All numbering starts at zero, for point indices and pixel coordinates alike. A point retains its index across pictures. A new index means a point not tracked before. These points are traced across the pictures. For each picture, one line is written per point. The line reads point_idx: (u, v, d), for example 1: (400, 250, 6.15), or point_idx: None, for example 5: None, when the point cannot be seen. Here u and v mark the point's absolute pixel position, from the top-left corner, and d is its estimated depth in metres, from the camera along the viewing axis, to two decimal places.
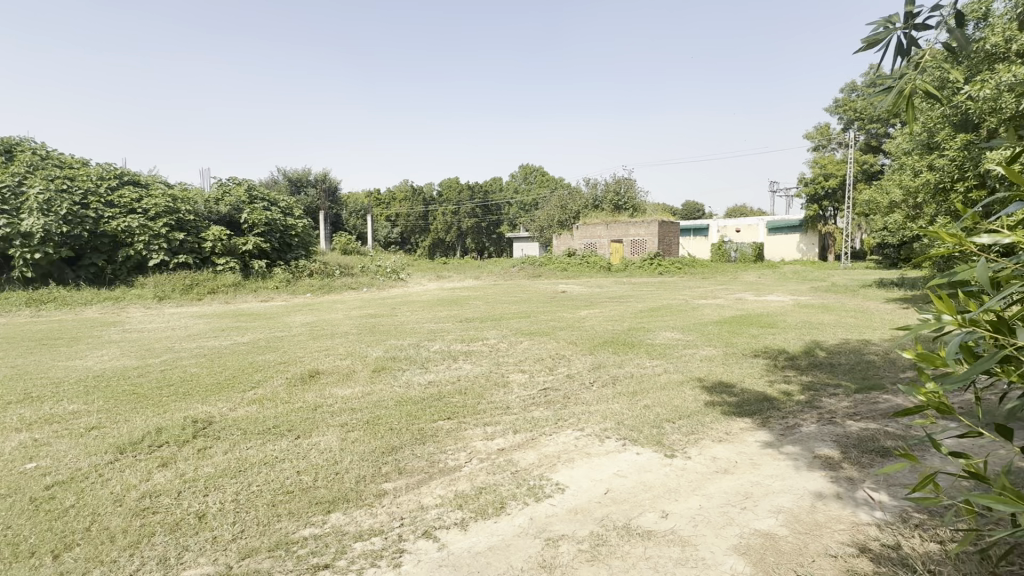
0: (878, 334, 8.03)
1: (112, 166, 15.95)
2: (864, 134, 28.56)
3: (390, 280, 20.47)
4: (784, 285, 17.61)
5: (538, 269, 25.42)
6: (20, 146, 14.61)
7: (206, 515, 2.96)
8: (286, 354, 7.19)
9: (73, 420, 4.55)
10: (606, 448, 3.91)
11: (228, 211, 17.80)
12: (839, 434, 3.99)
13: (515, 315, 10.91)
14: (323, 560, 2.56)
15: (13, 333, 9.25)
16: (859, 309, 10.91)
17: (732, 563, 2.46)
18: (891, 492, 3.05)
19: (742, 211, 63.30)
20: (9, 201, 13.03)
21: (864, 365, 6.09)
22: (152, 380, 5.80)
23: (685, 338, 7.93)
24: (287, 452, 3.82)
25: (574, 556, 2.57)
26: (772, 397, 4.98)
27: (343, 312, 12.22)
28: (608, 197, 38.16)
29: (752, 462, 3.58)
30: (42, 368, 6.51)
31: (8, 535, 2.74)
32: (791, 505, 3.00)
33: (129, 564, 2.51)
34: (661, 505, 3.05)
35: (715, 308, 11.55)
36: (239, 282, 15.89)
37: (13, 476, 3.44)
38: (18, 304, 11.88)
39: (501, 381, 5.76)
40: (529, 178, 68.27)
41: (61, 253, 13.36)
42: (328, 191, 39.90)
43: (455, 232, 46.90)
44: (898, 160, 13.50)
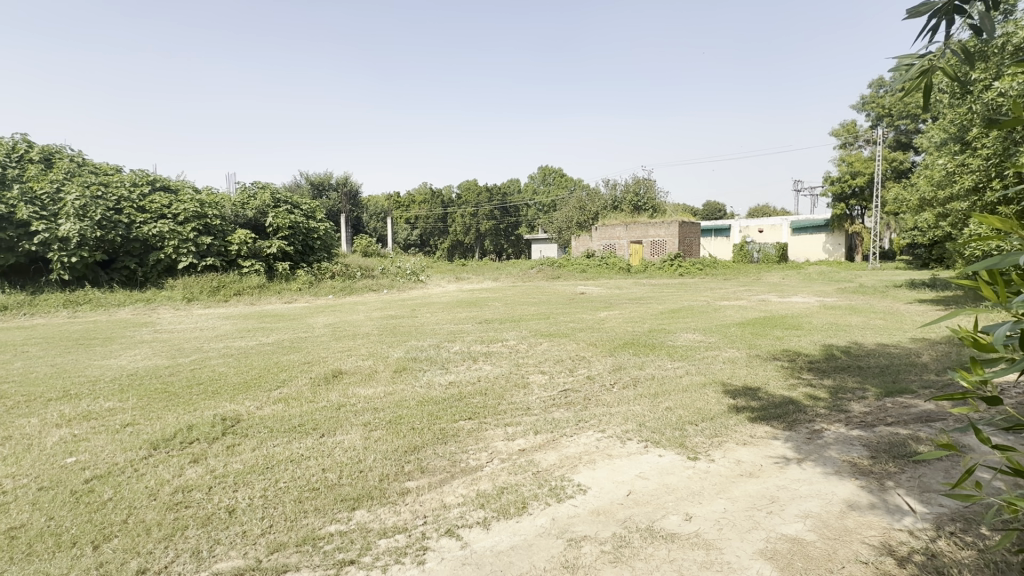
0: (910, 336, 7.78)
1: (144, 172, 16.50)
2: (893, 131, 27.78)
3: (410, 282, 20.67)
4: (809, 286, 17.24)
5: (557, 270, 25.38)
6: (59, 153, 15.22)
7: (236, 510, 3.04)
8: (310, 354, 7.34)
9: (110, 417, 4.72)
10: (628, 449, 3.88)
11: (253, 215, 18.26)
12: (868, 439, 3.89)
13: (534, 317, 10.93)
14: (349, 556, 2.61)
15: (52, 333, 9.66)
16: (888, 310, 10.62)
17: (759, 567, 2.43)
18: (924, 498, 2.96)
19: (766, 211, 62.08)
20: (48, 206, 13.59)
21: (895, 367, 5.92)
22: (183, 379, 5.99)
23: (706, 340, 7.83)
24: (312, 450, 3.90)
25: (597, 557, 2.57)
26: (798, 401, 4.88)
27: (365, 313, 12.42)
28: (627, 198, 37.88)
29: (778, 465, 3.52)
30: (80, 366, 6.78)
31: (51, 526, 2.86)
32: (819, 510, 2.93)
33: (164, 556, 2.60)
34: (685, 507, 3.02)
35: (738, 310, 11.38)
36: (263, 284, 16.27)
37: (54, 470, 3.59)
38: (56, 305, 12.38)
39: (522, 382, 5.78)
40: (547, 179, 68.20)
41: (96, 257, 13.87)
42: (349, 194, 40.53)
43: (474, 234, 47.10)
44: (929, 157, 13.07)
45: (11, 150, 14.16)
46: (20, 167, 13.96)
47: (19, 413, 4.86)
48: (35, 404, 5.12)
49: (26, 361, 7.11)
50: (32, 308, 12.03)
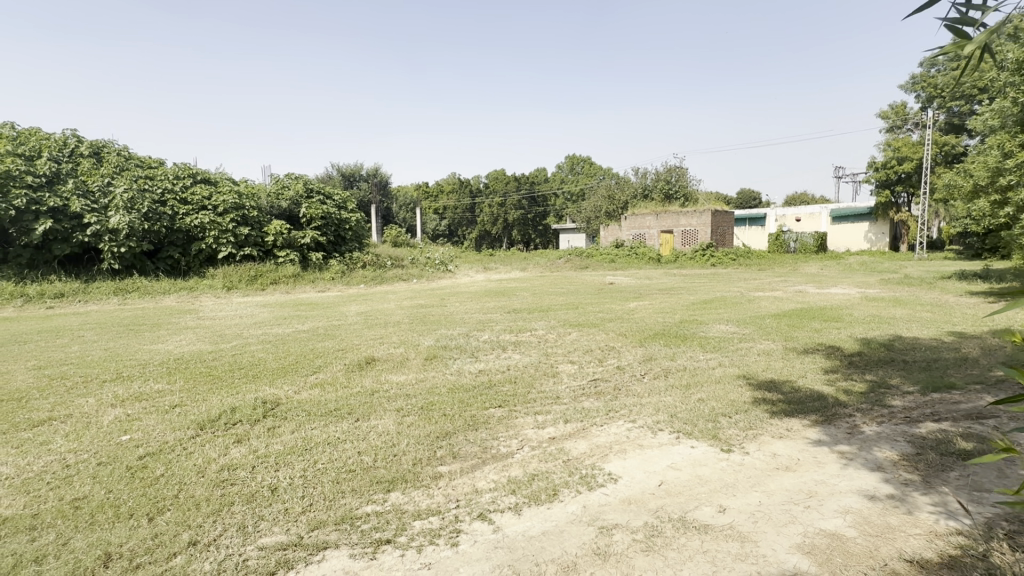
0: (959, 330, 7.39)
1: (186, 165, 17.12)
2: (945, 113, 26.24)
3: (439, 271, 20.87)
4: (850, 277, 16.58)
5: (585, 260, 25.17)
6: (107, 148, 15.89)
7: (278, 488, 3.17)
8: (343, 341, 7.56)
9: (159, 398, 4.98)
10: (659, 440, 3.86)
11: (288, 206, 18.80)
12: (914, 435, 3.74)
13: (563, 306, 10.89)
14: (386, 535, 2.69)
15: (104, 318, 10.22)
16: (936, 303, 10.10)
17: (796, 561, 2.39)
18: (974, 498, 2.84)
19: (806, 199, 59.65)
20: (99, 199, 14.27)
21: (943, 362, 5.65)
22: (225, 364, 6.25)
23: (740, 332, 7.65)
24: (348, 433, 4.02)
25: (628, 545, 2.57)
26: (838, 395, 4.73)
27: (395, 302, 12.65)
28: (658, 186, 37.13)
29: (815, 459, 3.43)
30: (131, 350, 7.18)
31: (110, 498, 3.05)
32: (860, 506, 2.85)
33: (213, 529, 2.74)
34: (719, 499, 2.98)
35: (773, 301, 11.05)
36: (298, 273, 16.73)
37: (111, 446, 3.83)
38: (108, 293, 13.07)
39: (551, 372, 5.79)
40: (575, 168, 67.40)
41: (143, 247, 14.56)
42: (379, 185, 41.14)
43: (501, 224, 47.04)
44: (984, 140, 12.30)
45: (63, 146, 14.85)
46: (73, 162, 14.68)
47: (78, 393, 5.19)
48: (92, 385, 5.45)
49: (83, 345, 7.57)
50: (86, 295, 12.74)
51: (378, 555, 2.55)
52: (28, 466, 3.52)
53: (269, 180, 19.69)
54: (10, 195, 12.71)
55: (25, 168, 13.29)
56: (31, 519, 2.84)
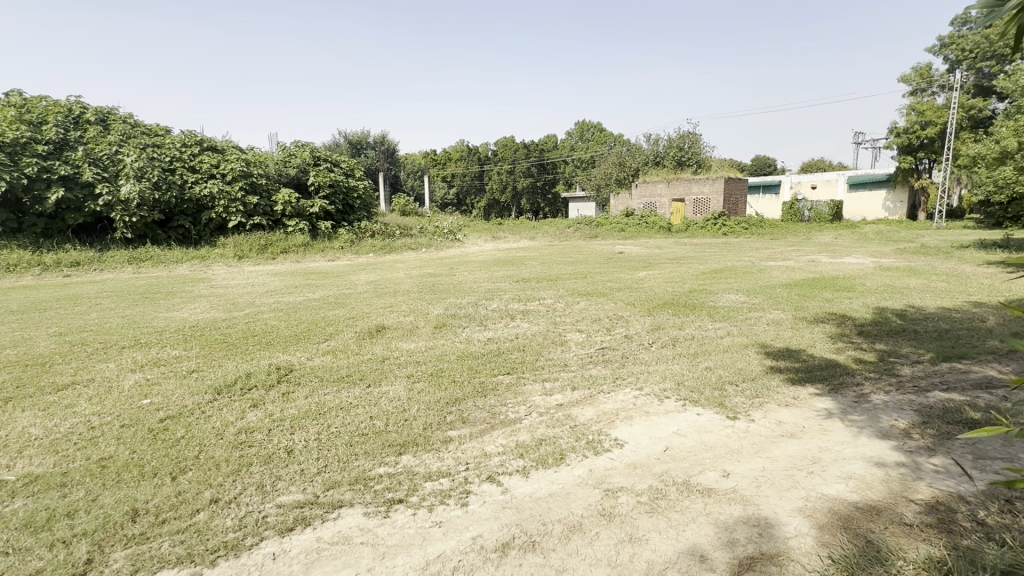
0: (974, 300, 7.28)
1: (193, 132, 16.99)
2: (974, 74, 25.12)
3: (447, 240, 20.84)
4: (864, 246, 16.31)
5: (595, 229, 24.95)
6: (112, 115, 15.72)
7: (294, 450, 3.28)
8: (353, 309, 7.65)
9: (176, 364, 5.12)
10: (666, 407, 3.91)
11: (296, 174, 18.71)
12: (921, 404, 3.75)
13: (571, 276, 10.88)
14: (398, 495, 2.79)
15: (120, 287, 10.41)
16: (951, 272, 9.94)
17: (797, 524, 2.45)
18: (979, 465, 2.86)
19: (823, 166, 58.05)
20: (109, 167, 14.26)
21: (955, 332, 5.59)
22: (239, 331, 6.39)
23: (750, 301, 7.62)
24: (360, 398, 4.12)
25: (633, 507, 2.64)
26: (846, 364, 4.72)
27: (404, 270, 12.71)
28: (670, 153, 36.32)
29: (821, 427, 3.46)
30: (147, 317, 7.35)
31: (135, 458, 3.19)
32: (862, 472, 2.89)
33: (233, 488, 2.86)
34: (722, 464, 3.03)
35: (784, 271, 10.93)
36: (308, 242, 16.79)
37: (133, 409, 3.97)
38: (122, 262, 13.26)
39: (559, 340, 5.83)
40: (586, 134, 65.95)
41: (153, 216, 14.64)
42: (386, 152, 40.73)
43: (510, 192, 46.43)
44: (1012, 105, 11.83)
45: (69, 112, 14.71)
46: (81, 130, 14.60)
47: (99, 359, 5.35)
48: (112, 351, 5.61)
49: (100, 312, 7.76)
50: (101, 264, 12.93)
51: (390, 514, 2.65)
52: (55, 427, 3.67)
53: (276, 148, 19.53)
54: (21, 163, 12.76)
55: (34, 135, 13.28)
56: (61, 477, 2.97)
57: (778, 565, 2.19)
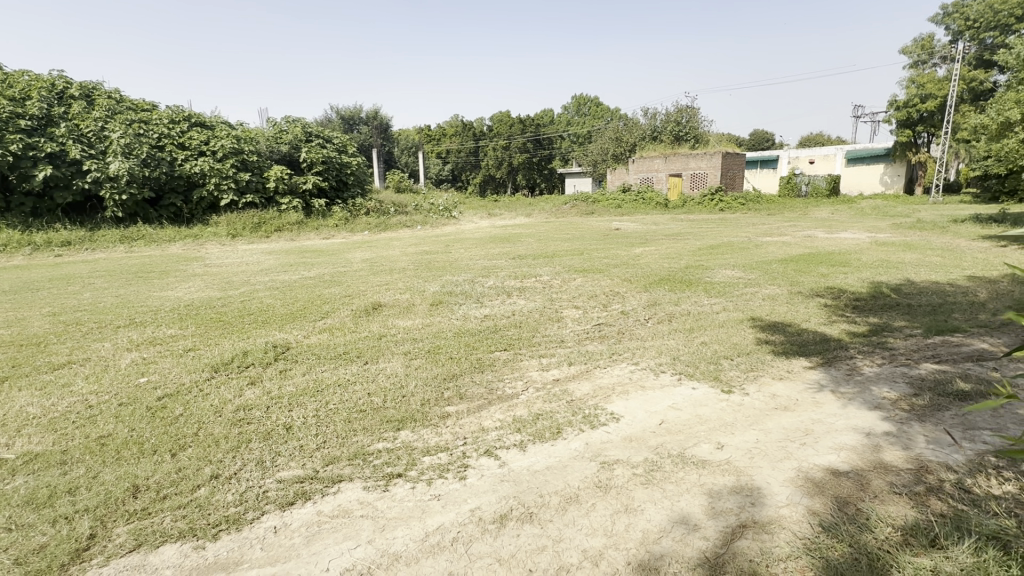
0: (969, 274, 7.31)
1: (180, 108, 16.59)
2: (976, 46, 24.71)
3: (443, 218, 20.67)
4: (861, 221, 16.31)
5: (591, 205, 24.77)
6: (97, 90, 15.29)
7: (293, 426, 3.30)
8: (350, 287, 7.61)
9: (173, 342, 5.11)
10: (662, 381, 3.95)
11: (288, 150, 18.38)
12: (912, 376, 3.80)
13: (568, 252, 10.84)
14: (397, 470, 2.82)
15: (113, 266, 10.31)
16: (946, 247, 9.95)
17: (788, 494, 2.50)
18: (968, 435, 2.91)
19: (821, 140, 57.46)
20: (95, 144, 13.96)
21: (949, 306, 5.63)
22: (235, 310, 6.36)
23: (746, 277, 7.64)
24: (357, 375, 4.14)
25: (629, 479, 2.69)
26: (840, 338, 4.76)
27: (400, 248, 12.65)
28: (668, 127, 35.86)
29: (814, 399, 3.51)
30: (142, 297, 7.30)
31: (135, 435, 3.20)
32: (854, 443, 2.93)
33: (233, 464, 2.88)
34: (717, 437, 3.08)
35: (781, 246, 10.92)
36: (302, 220, 16.62)
37: (130, 388, 3.98)
38: (114, 241, 13.11)
39: (556, 317, 5.84)
40: (582, 108, 64.89)
41: (144, 194, 14.42)
42: (378, 127, 40.04)
43: (506, 168, 45.87)
44: (1012, 78, 11.69)
45: (52, 87, 14.29)
46: (65, 105, 14.22)
47: (94, 338, 5.33)
48: (107, 330, 5.59)
49: (94, 292, 7.71)
50: (93, 243, 12.78)
51: (389, 487, 2.68)
52: (52, 406, 3.67)
53: (267, 124, 19.14)
54: (5, 140, 12.48)
55: (16, 111, 12.94)
56: (61, 455, 2.99)
57: (769, 533, 2.24)
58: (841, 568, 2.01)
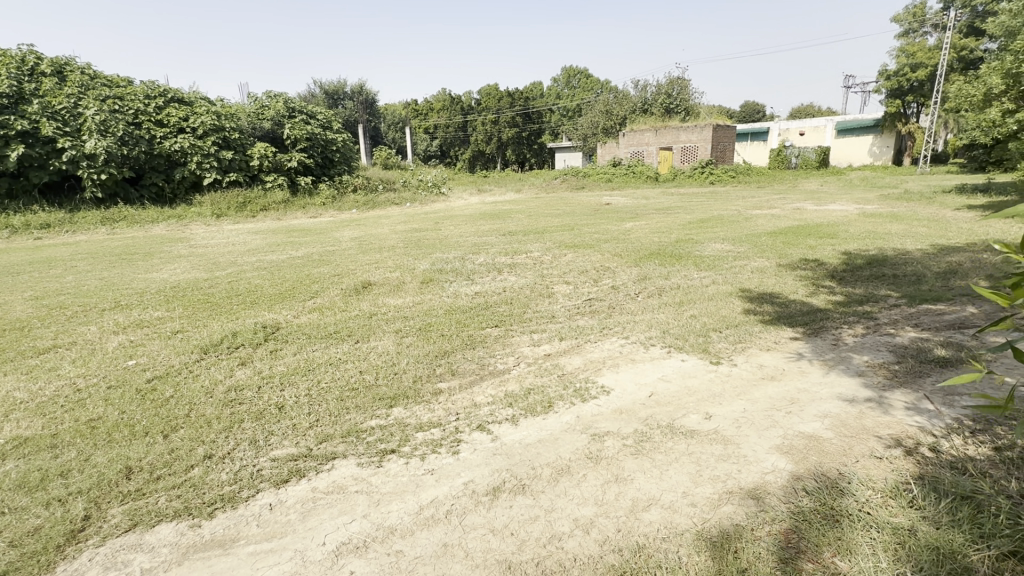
0: (952, 244, 7.40)
1: (156, 83, 15.96)
2: (967, 13, 24.47)
3: (431, 195, 20.40)
4: (850, 193, 16.35)
5: (582, 180, 24.55)
6: (69, 65, 14.67)
7: (285, 406, 3.31)
8: (339, 266, 7.53)
9: (160, 325, 5.05)
10: (651, 354, 4.00)
11: (270, 126, 17.94)
12: (896, 344, 3.88)
13: (558, 228, 10.80)
14: (390, 446, 2.85)
15: (95, 248, 10.09)
16: (932, 217, 10.06)
17: (774, 461, 2.56)
18: (947, 401, 2.99)
19: (812, 111, 57.13)
20: (70, 122, 13.47)
21: (932, 275, 5.71)
22: (222, 291, 6.28)
23: (735, 250, 7.68)
24: (349, 354, 4.14)
25: (619, 450, 2.74)
26: (826, 308, 4.83)
27: (389, 226, 12.52)
28: (658, 99, 35.41)
29: (800, 369, 3.57)
30: (126, 279, 7.17)
31: (125, 418, 3.19)
32: (838, 410, 3.00)
33: (226, 444, 2.89)
34: (706, 407, 3.14)
35: (770, 219, 10.95)
36: (288, 199, 16.33)
37: (119, 370, 3.95)
38: (95, 222, 12.80)
39: (547, 293, 5.84)
40: (572, 81, 63.64)
41: (123, 174, 14.04)
42: (363, 102, 39.12)
43: (496, 143, 45.14)
44: (1001, 46, 11.64)
45: (22, 63, 13.68)
46: (35, 81, 13.64)
47: (79, 322, 5.24)
48: (92, 314, 5.50)
49: (77, 274, 7.55)
50: (73, 226, 12.48)
51: (383, 463, 2.71)
52: (40, 391, 3.63)
53: (247, 99, 18.57)
54: None
55: None
56: (51, 439, 2.97)
57: (755, 498, 2.31)
58: (823, 529, 2.08)
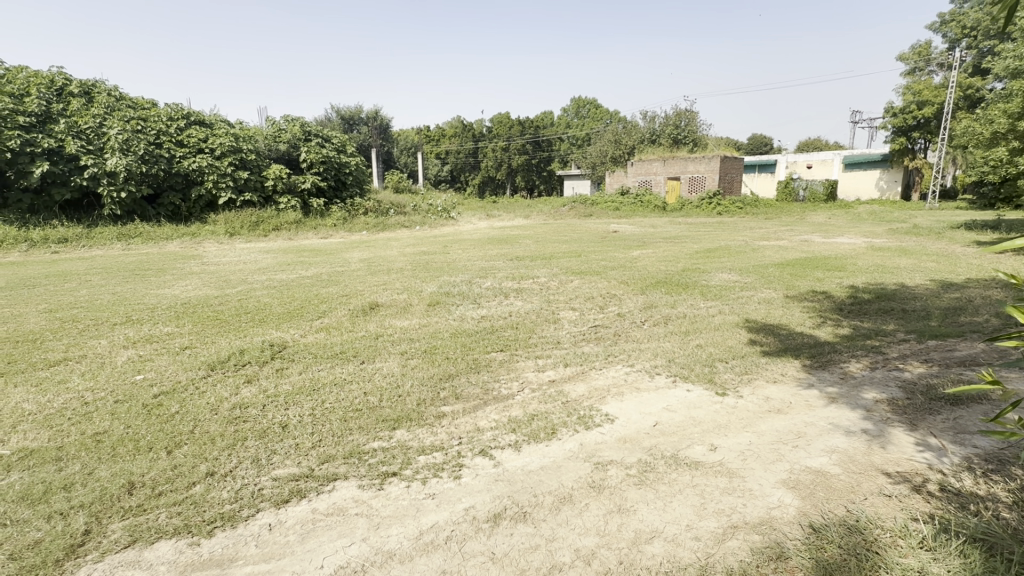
0: (962, 279, 7.36)
1: (179, 106, 16.51)
2: (973, 54, 24.87)
3: (441, 219, 20.65)
4: (858, 226, 16.38)
5: (589, 208, 24.79)
6: (97, 86, 15.24)
7: (289, 425, 3.32)
8: (347, 287, 7.61)
9: (169, 340, 5.12)
10: (656, 383, 3.97)
11: (286, 149, 18.41)
12: (904, 380, 3.83)
13: (565, 254, 10.88)
14: (392, 468, 2.84)
15: (109, 263, 10.30)
16: (942, 252, 10.01)
17: (780, 495, 2.52)
18: (957, 438, 2.95)
19: (819, 146, 57.70)
20: (94, 140, 13.94)
21: (942, 310, 5.67)
22: (231, 308, 6.37)
23: (743, 280, 7.69)
24: (354, 374, 4.16)
25: (622, 479, 2.71)
26: (834, 341, 4.79)
27: (398, 248, 12.65)
28: (666, 131, 35.97)
29: (807, 402, 3.53)
30: (139, 294, 7.30)
31: (130, 433, 3.21)
32: (845, 446, 2.95)
33: (229, 462, 2.89)
34: (710, 438, 3.11)
35: (778, 250, 10.94)
36: (300, 220, 16.63)
37: (126, 385, 3.98)
38: (111, 238, 13.07)
39: (552, 318, 5.86)
40: (581, 111, 64.97)
41: (142, 191, 14.38)
42: (377, 127, 40.22)
43: (506, 169, 45.76)
44: (1006, 87, 11.79)
45: (52, 84, 14.24)
46: (64, 102, 14.16)
47: (91, 335, 5.33)
48: (103, 328, 5.59)
49: (91, 289, 7.67)
50: (90, 241, 12.75)
51: (384, 486, 2.70)
52: (49, 403, 3.68)
53: (266, 122, 19.12)
54: (3, 136, 12.46)
55: (14, 107, 12.90)
56: (56, 451, 2.99)
57: (761, 533, 2.27)
58: (830, 569, 2.03)
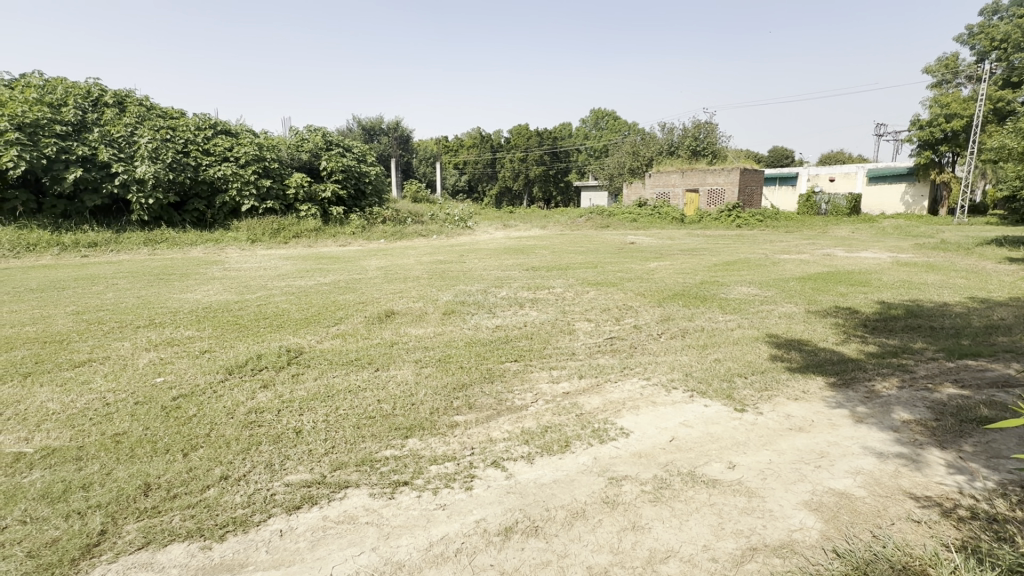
0: (994, 297, 7.11)
1: (206, 116, 17.04)
2: (1003, 66, 24.24)
3: (458, 228, 20.74)
4: (883, 241, 16.00)
5: (606, 219, 24.71)
6: (129, 97, 15.81)
7: (303, 431, 3.33)
8: (364, 294, 7.67)
9: (189, 343, 5.21)
10: (673, 398, 3.89)
11: (308, 158, 18.78)
12: (933, 400, 3.69)
13: (581, 265, 10.82)
14: (404, 477, 2.82)
15: (134, 267, 10.57)
16: (971, 269, 9.69)
17: (802, 518, 2.43)
18: (990, 463, 2.82)
19: (842, 159, 56.70)
20: (125, 149, 14.41)
21: (972, 329, 5.47)
22: (250, 313, 6.47)
23: (763, 294, 7.55)
24: (368, 381, 4.17)
25: (637, 495, 2.65)
26: (858, 358, 4.64)
27: (415, 257, 12.73)
28: (685, 143, 35.75)
29: (830, 421, 3.42)
30: (162, 298, 7.46)
31: (149, 434, 3.26)
32: (871, 467, 2.85)
33: (242, 466, 2.91)
34: (729, 456, 3.03)
35: (799, 264, 10.72)
36: (320, 227, 16.87)
37: (146, 387, 4.05)
38: (138, 243, 13.42)
39: (567, 329, 5.80)
40: (599, 122, 65.07)
41: (169, 199, 14.78)
42: (397, 138, 40.93)
43: (523, 180, 45.79)
44: None
45: (87, 95, 14.81)
46: (98, 111, 14.70)
47: (115, 337, 5.46)
48: (127, 330, 5.72)
49: (116, 292, 7.88)
50: (118, 245, 13.12)
51: (395, 495, 2.68)
52: (72, 402, 3.76)
53: (289, 132, 19.56)
54: (40, 144, 12.95)
55: (52, 117, 13.43)
56: (77, 451, 3.05)
57: (782, 556, 2.19)
58: None
